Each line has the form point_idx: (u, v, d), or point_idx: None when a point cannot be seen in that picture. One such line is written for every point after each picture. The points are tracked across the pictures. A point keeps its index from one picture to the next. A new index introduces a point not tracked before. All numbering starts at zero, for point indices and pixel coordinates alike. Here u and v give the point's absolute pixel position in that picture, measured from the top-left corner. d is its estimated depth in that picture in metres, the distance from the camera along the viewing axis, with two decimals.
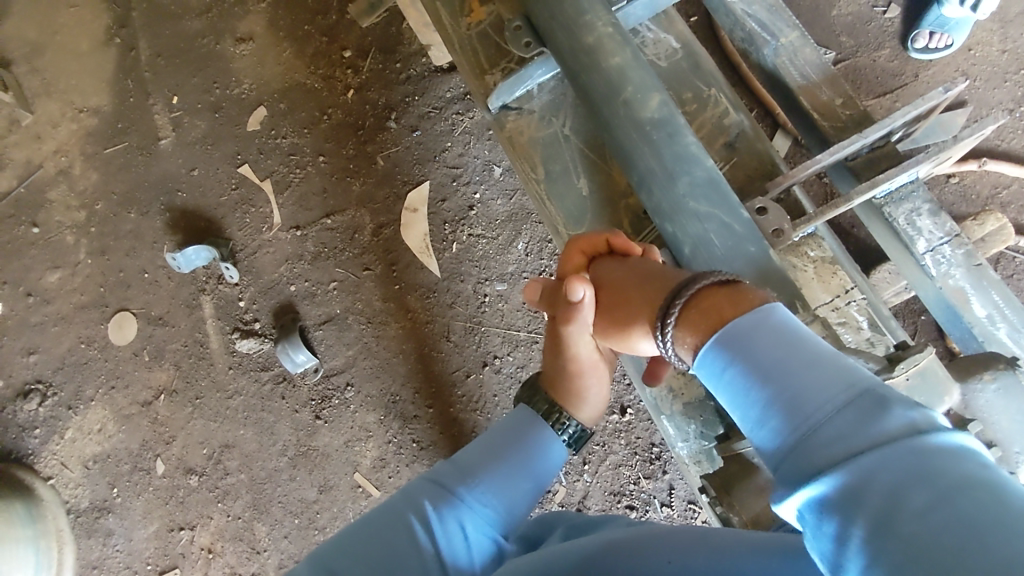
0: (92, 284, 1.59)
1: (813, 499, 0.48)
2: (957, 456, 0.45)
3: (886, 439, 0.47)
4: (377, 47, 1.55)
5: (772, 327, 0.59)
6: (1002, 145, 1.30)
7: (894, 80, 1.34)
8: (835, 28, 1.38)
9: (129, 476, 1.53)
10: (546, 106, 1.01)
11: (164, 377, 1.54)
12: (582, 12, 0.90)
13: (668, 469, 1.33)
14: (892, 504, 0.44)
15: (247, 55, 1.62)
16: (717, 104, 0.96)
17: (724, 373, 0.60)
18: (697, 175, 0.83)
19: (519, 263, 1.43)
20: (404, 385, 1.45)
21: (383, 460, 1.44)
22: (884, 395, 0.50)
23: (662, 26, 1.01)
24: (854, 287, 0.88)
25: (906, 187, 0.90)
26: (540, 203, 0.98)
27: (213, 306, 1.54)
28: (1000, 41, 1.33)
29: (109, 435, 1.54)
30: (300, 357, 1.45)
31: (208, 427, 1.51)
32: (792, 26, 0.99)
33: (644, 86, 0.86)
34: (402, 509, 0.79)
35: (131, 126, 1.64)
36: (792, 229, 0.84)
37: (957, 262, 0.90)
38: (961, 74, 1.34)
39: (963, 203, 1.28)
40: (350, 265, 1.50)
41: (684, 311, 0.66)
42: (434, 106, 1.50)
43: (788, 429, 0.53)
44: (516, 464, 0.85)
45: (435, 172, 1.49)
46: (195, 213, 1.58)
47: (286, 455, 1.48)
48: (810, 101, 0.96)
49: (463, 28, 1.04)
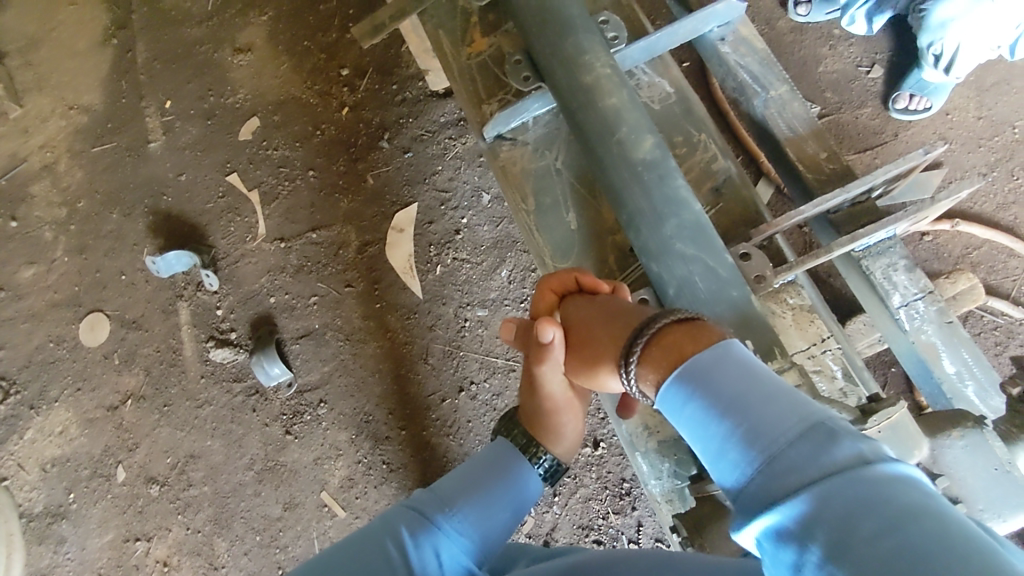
0: (67, 282, 1.57)
1: (770, 527, 0.50)
2: (903, 484, 0.47)
3: (837, 469, 0.49)
4: (375, 67, 1.57)
5: (733, 361, 0.60)
6: (974, 208, 1.35)
7: (876, 138, 1.39)
8: (821, 84, 1.43)
9: (89, 482, 1.49)
10: (540, 139, 1.02)
11: (133, 382, 1.51)
12: (581, 52, 0.93)
13: (637, 506, 1.33)
14: (842, 529, 0.45)
15: (245, 65, 1.62)
16: (706, 150, 0.98)
17: (685, 407, 0.61)
18: (685, 219, 0.84)
19: (501, 289, 1.43)
20: (378, 405, 1.43)
21: (351, 480, 1.42)
22: (835, 427, 0.52)
23: (657, 70, 1.04)
24: (830, 336, 0.89)
25: (884, 243, 0.93)
26: (528, 233, 0.99)
27: (190, 313, 1.52)
28: (976, 108, 1.39)
29: (71, 439, 1.51)
30: (275, 370, 1.44)
31: (175, 436, 1.48)
32: (782, 80, 1.02)
33: (637, 127, 0.89)
34: (378, 533, 0.77)
35: (121, 127, 1.63)
36: (773, 276, 0.86)
37: (929, 318, 0.93)
38: (939, 136, 1.38)
39: (936, 260, 1.32)
40: (333, 280, 1.49)
41: (646, 349, 0.68)
42: (427, 129, 1.52)
43: (746, 461, 0.55)
44: (494, 494, 0.85)
45: (424, 195, 1.50)
46: (179, 218, 1.57)
47: (252, 470, 1.45)
48: (796, 152, 0.99)
49: (464, 58, 1.08)
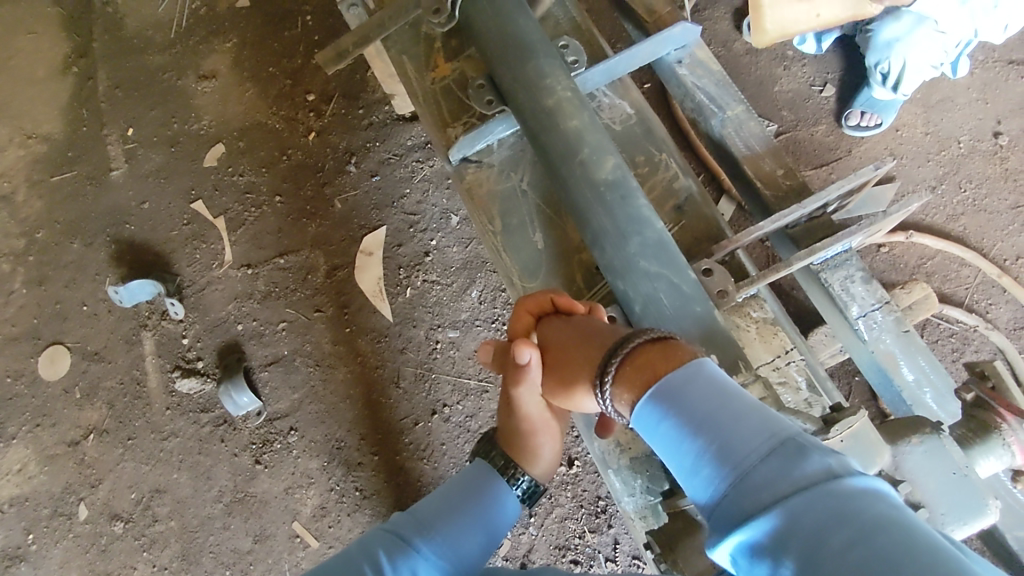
0: (26, 315, 1.53)
1: (744, 543, 0.51)
2: (871, 497, 0.48)
3: (807, 483, 0.50)
4: (341, 92, 1.57)
5: (703, 380, 0.62)
6: (926, 220, 1.40)
7: (830, 154, 1.44)
8: (778, 102, 1.48)
9: (49, 522, 1.44)
10: (505, 161, 1.04)
11: (96, 416, 1.47)
12: (543, 77, 0.94)
13: (613, 523, 1.33)
14: (815, 544, 0.47)
15: (210, 92, 1.61)
16: (668, 169, 1.00)
17: (660, 425, 0.62)
18: (648, 237, 0.86)
19: (472, 310, 1.43)
20: (349, 431, 1.41)
21: (323, 508, 1.39)
22: (804, 442, 0.54)
23: (618, 92, 1.06)
24: (793, 347, 0.91)
25: (841, 256, 0.95)
26: (496, 254, 0.99)
27: (155, 343, 1.49)
28: (924, 124, 1.44)
29: (30, 477, 1.46)
30: (243, 399, 1.41)
31: (139, 470, 1.44)
32: (738, 100, 1.05)
33: (599, 148, 0.90)
34: (357, 558, 0.76)
35: (82, 156, 1.60)
36: (735, 291, 0.88)
37: (887, 328, 0.95)
38: (890, 152, 1.43)
39: (892, 271, 1.36)
40: (301, 306, 1.48)
41: (621, 369, 0.68)
42: (394, 153, 1.52)
43: (719, 477, 0.56)
44: (472, 516, 0.85)
45: (392, 218, 1.50)
46: (142, 246, 1.54)
47: (221, 502, 1.41)
48: (753, 170, 1.01)
49: (428, 82, 1.09)
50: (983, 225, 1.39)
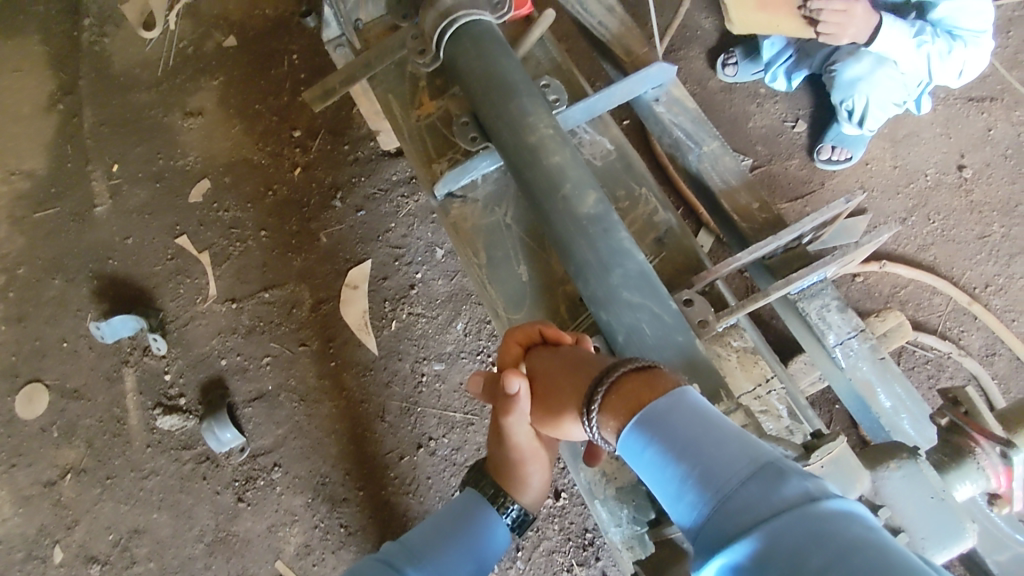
0: (5, 352, 1.51)
1: (726, 566, 0.52)
2: (848, 519, 0.50)
3: (786, 506, 0.51)
4: (327, 129, 1.60)
5: (686, 407, 0.63)
6: (898, 250, 1.44)
7: (804, 187, 1.48)
8: (752, 138, 1.53)
9: (22, 565, 1.40)
10: (489, 195, 1.06)
11: (73, 456, 1.44)
12: (525, 114, 0.97)
13: (601, 555, 1.32)
14: (794, 565, 0.48)
15: (195, 129, 1.63)
16: (647, 203, 1.03)
17: (645, 451, 0.63)
18: (629, 268, 0.88)
19: (457, 342, 1.44)
20: (334, 466, 1.40)
21: (308, 546, 1.37)
22: (783, 467, 0.55)
23: (598, 129, 1.09)
24: (774, 376, 0.93)
25: (817, 285, 0.98)
26: (481, 286, 1.01)
27: (136, 379, 1.47)
28: (892, 158, 1.50)
29: (4, 519, 1.42)
30: (226, 436, 1.39)
31: (118, 510, 1.41)
32: (713, 136, 1.09)
33: (581, 183, 0.93)
34: None
35: (65, 192, 1.61)
36: (715, 320, 0.90)
37: (863, 355, 0.98)
38: (860, 185, 1.48)
39: (867, 300, 1.40)
40: (286, 340, 1.47)
41: (607, 397, 0.69)
42: (380, 188, 1.54)
43: (702, 502, 0.57)
44: (462, 546, 0.86)
45: (377, 252, 1.51)
46: (125, 282, 1.53)
47: (202, 542, 1.39)
48: (730, 203, 1.04)
49: (414, 120, 1.12)
50: (952, 255, 1.44)
